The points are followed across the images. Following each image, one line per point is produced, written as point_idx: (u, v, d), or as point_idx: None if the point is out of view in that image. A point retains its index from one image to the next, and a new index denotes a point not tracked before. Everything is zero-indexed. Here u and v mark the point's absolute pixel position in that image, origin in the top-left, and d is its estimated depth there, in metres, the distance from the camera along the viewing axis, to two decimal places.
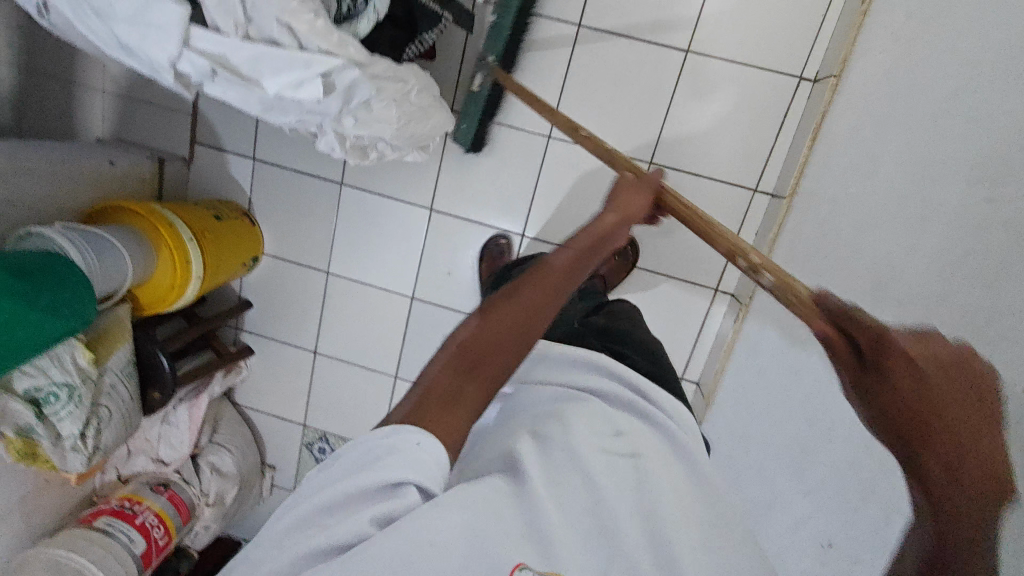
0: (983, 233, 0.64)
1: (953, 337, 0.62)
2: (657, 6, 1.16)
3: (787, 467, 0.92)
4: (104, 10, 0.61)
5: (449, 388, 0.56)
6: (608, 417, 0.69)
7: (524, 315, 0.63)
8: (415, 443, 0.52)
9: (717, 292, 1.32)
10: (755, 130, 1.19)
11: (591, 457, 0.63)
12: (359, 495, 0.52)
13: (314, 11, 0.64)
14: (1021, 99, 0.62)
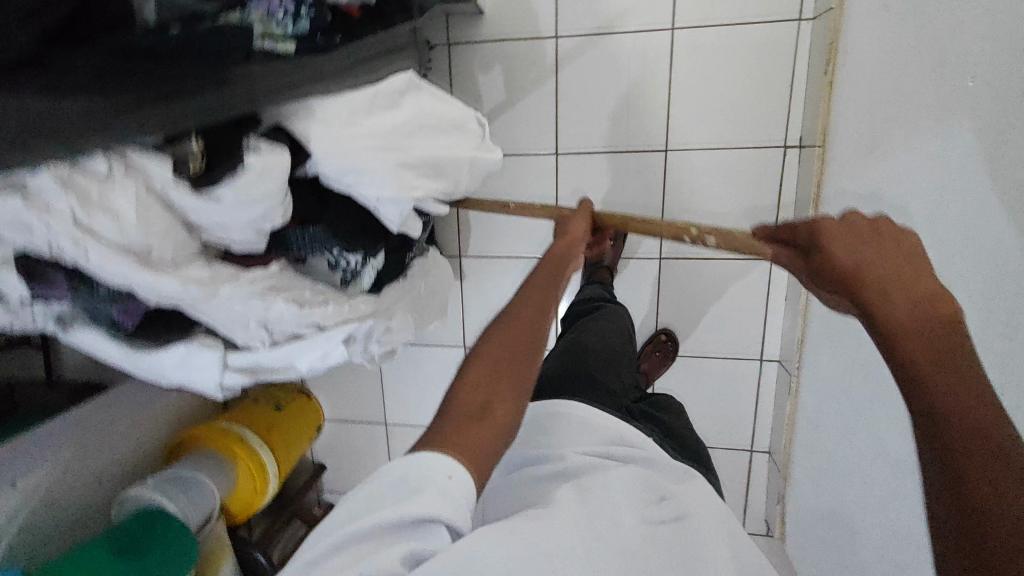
0: (1006, 351, 0.62)
1: None
2: (625, 118, 1.19)
3: (887, 565, 0.88)
4: (153, 367, 0.68)
5: (474, 406, 0.54)
6: (649, 481, 0.63)
7: (528, 326, 0.64)
8: (448, 476, 0.48)
9: (764, 360, 1.30)
10: (755, 203, 1.18)
11: (633, 524, 0.56)
12: (386, 528, 0.47)
13: (326, 300, 0.71)
14: (1009, 214, 0.61)
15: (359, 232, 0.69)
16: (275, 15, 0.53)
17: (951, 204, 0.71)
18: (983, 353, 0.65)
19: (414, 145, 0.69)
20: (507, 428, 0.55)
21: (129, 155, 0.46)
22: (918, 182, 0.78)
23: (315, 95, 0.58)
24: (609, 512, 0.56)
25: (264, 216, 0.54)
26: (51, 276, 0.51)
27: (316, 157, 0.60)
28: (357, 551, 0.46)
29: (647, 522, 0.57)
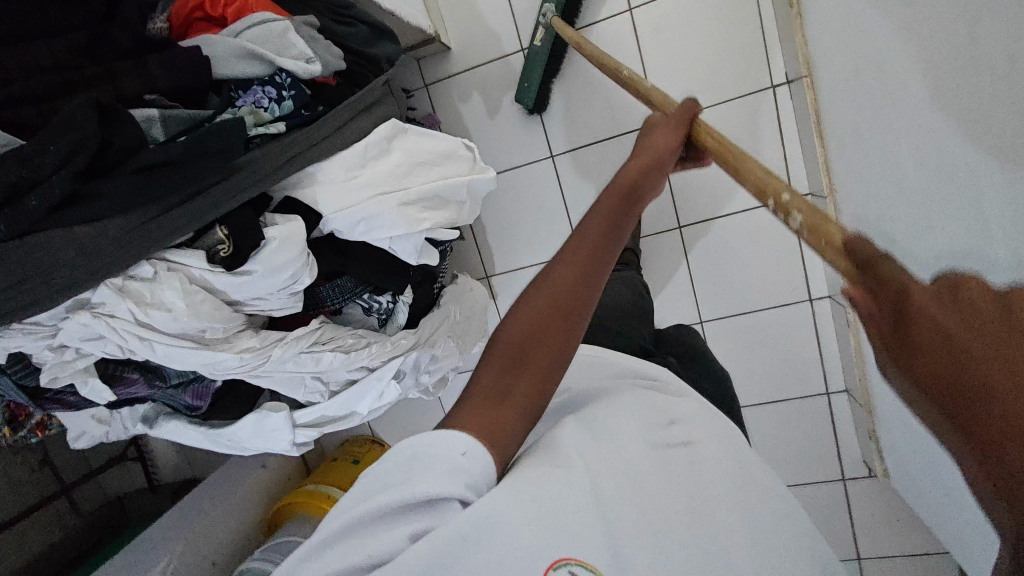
0: None
1: None
2: (608, 104, 1.21)
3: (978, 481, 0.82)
4: (232, 440, 0.75)
5: (493, 393, 0.44)
6: (653, 404, 0.55)
7: (571, 295, 0.48)
8: (461, 453, 0.41)
9: (815, 300, 1.25)
10: (758, 150, 1.17)
11: (638, 442, 0.49)
12: (394, 508, 0.40)
13: (368, 343, 0.76)
14: None
15: (388, 272, 0.75)
16: (261, 103, 0.59)
17: None
18: None
19: (412, 183, 0.74)
20: (526, 421, 0.45)
21: (167, 256, 0.52)
22: None
23: (312, 161, 0.63)
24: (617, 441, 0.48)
25: (292, 280, 0.60)
26: (126, 375, 0.57)
27: (326, 216, 0.65)
28: (364, 537, 0.40)
29: (657, 442, 0.50)
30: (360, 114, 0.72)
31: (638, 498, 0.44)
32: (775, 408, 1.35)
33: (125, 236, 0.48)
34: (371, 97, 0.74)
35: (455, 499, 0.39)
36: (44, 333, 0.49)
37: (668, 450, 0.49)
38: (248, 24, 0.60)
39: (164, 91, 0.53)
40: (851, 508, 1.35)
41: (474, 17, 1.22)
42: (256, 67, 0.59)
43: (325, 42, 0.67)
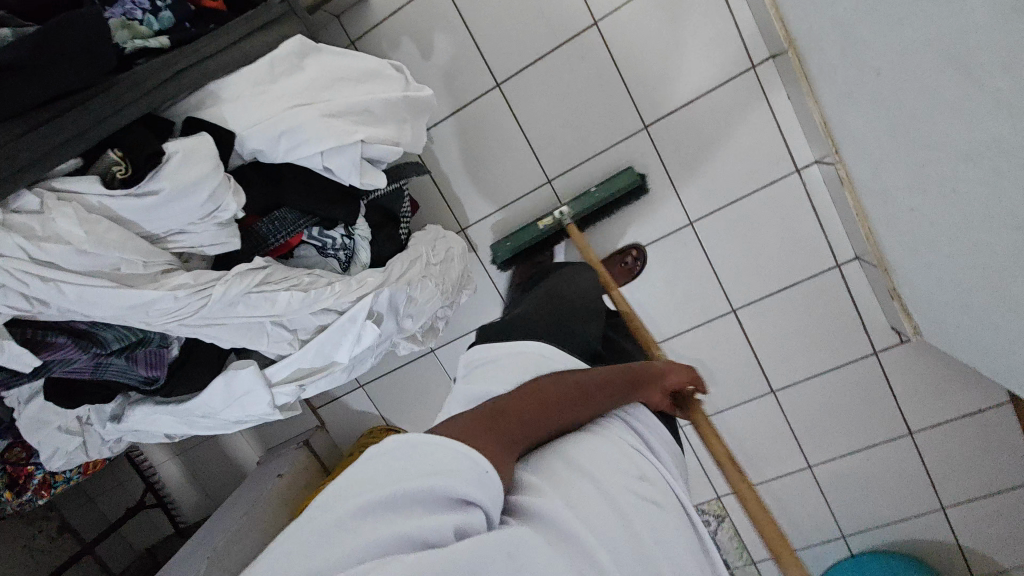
0: None
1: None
2: (541, 14, 1.16)
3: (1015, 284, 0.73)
4: (208, 411, 0.69)
5: (503, 425, 0.51)
6: (629, 454, 0.55)
7: (574, 395, 0.59)
8: (484, 470, 0.44)
9: (803, 170, 1.17)
10: (705, 22, 1.11)
11: (619, 500, 0.48)
12: (423, 496, 0.41)
13: (329, 280, 0.69)
14: None
15: (331, 198, 0.68)
16: (133, 16, 0.54)
17: None
18: None
19: (335, 98, 0.68)
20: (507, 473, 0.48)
21: (55, 185, 0.46)
22: None
23: (210, 74, 0.57)
24: (599, 498, 0.47)
25: (214, 203, 0.54)
26: (51, 342, 0.51)
27: (240, 135, 0.60)
28: (392, 517, 0.39)
29: (636, 501, 0.49)
30: (259, 30, 0.66)
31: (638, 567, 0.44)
32: (789, 297, 1.26)
33: None
34: (268, 13, 0.68)
35: (482, 508, 0.42)
36: None
37: (647, 510, 0.49)
38: None
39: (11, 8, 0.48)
40: (889, 380, 1.28)
41: None
42: None
43: None
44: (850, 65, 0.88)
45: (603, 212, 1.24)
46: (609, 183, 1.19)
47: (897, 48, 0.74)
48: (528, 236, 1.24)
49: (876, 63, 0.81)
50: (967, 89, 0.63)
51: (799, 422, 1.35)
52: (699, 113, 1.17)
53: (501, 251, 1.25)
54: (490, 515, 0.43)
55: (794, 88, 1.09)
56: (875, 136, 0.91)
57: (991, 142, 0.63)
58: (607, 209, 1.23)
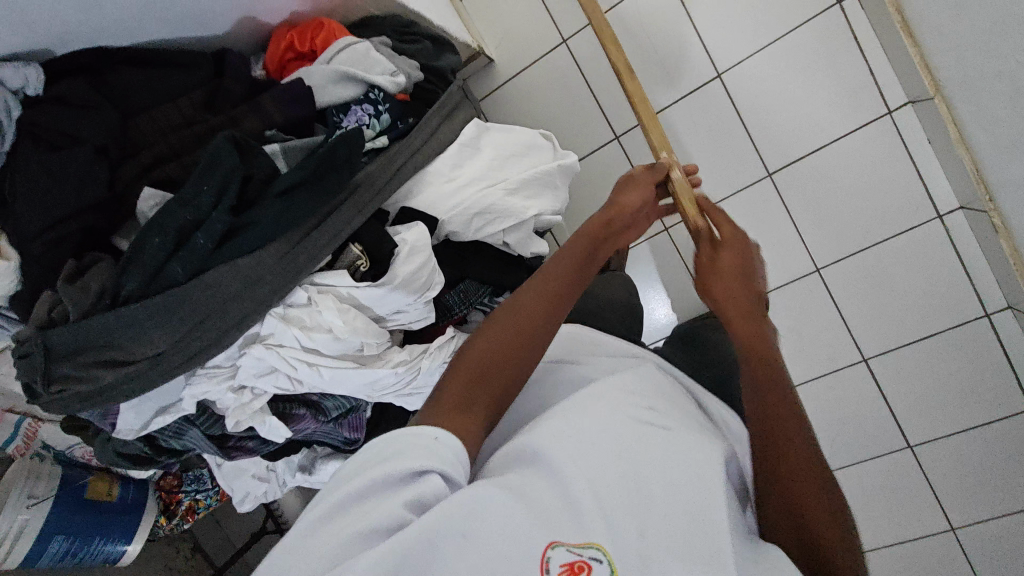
0: None
1: None
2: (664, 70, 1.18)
3: None
4: None
5: (460, 399, 0.54)
6: (639, 389, 0.65)
7: (519, 329, 0.59)
8: (433, 440, 0.49)
9: (945, 215, 1.11)
10: (837, 69, 1.10)
11: (619, 426, 0.59)
12: (380, 485, 0.48)
13: None
14: None
15: (505, 267, 0.73)
16: (362, 121, 0.60)
17: None
18: None
19: (510, 175, 0.73)
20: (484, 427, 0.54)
21: (316, 279, 0.52)
22: None
23: (418, 167, 0.64)
24: (600, 433, 0.58)
25: (427, 284, 0.58)
26: (295, 413, 0.56)
27: (442, 220, 0.64)
28: (360, 511, 0.46)
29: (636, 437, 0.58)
30: (446, 118, 0.72)
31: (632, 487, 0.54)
32: (928, 347, 1.19)
33: (280, 263, 0.48)
34: (451, 101, 0.74)
35: (434, 472, 0.48)
36: (224, 373, 0.49)
37: (647, 441, 0.58)
38: (339, 49, 0.61)
39: (279, 125, 0.55)
40: None
41: (512, 26, 1.23)
42: (352, 88, 0.60)
43: (401, 58, 0.68)
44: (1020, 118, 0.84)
45: None
46: None
47: None
48: None
49: None
50: None
51: (938, 479, 1.25)
52: (828, 159, 1.15)
53: None
54: (448, 474, 0.49)
55: (938, 134, 1.05)
56: None
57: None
58: None
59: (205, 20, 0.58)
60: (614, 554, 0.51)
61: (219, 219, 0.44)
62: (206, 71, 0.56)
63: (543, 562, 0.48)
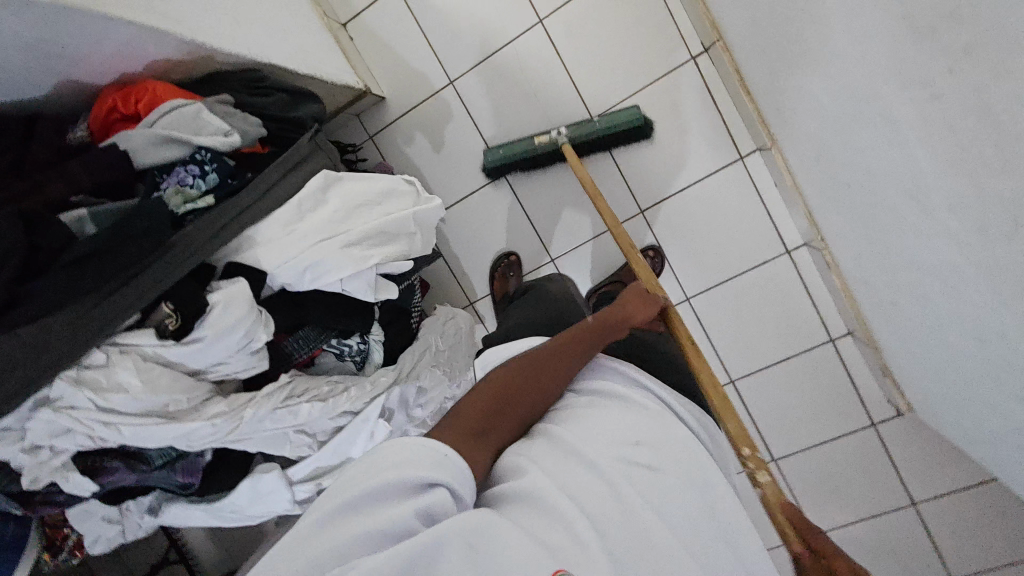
0: (923, 134, 0.60)
1: (989, 222, 0.56)
2: (543, 112, 1.25)
3: (986, 388, 0.76)
4: (237, 507, 0.75)
5: (472, 429, 0.55)
6: (626, 422, 0.57)
7: (528, 373, 0.63)
8: (443, 455, 0.49)
9: (791, 251, 1.23)
10: (694, 119, 1.20)
11: (608, 466, 0.52)
12: (392, 489, 0.46)
13: (345, 385, 0.77)
14: (857, 22, 0.62)
15: (349, 313, 0.77)
16: (185, 182, 0.63)
17: (826, 37, 0.70)
18: (906, 135, 0.63)
19: (354, 226, 0.76)
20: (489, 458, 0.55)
21: (118, 340, 0.55)
22: (796, 33, 0.79)
23: (246, 224, 0.67)
24: (596, 470, 0.52)
25: (248, 337, 0.62)
26: (108, 465, 0.58)
27: (271, 272, 0.69)
28: (369, 511, 0.45)
29: (625, 466, 0.53)
30: (292, 171, 0.76)
31: (630, 525, 0.49)
32: (785, 369, 1.30)
33: (72, 330, 0.51)
34: (301, 153, 0.79)
35: (444, 485, 0.48)
36: (17, 435, 0.52)
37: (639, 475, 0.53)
38: (162, 111, 0.63)
39: (88, 190, 0.57)
40: (889, 451, 1.29)
41: (401, 66, 1.28)
42: (175, 150, 0.63)
43: (241, 114, 0.72)
44: (825, 174, 0.94)
45: None
46: None
47: (860, 176, 0.80)
48: None
49: (846, 182, 0.87)
50: (924, 226, 0.69)
51: (799, 489, 1.37)
52: (692, 198, 1.25)
53: None
54: (454, 489, 0.49)
55: (780, 179, 1.16)
56: (852, 237, 0.97)
57: (949, 265, 0.68)
58: None
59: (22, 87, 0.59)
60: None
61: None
62: (16, 135, 0.57)
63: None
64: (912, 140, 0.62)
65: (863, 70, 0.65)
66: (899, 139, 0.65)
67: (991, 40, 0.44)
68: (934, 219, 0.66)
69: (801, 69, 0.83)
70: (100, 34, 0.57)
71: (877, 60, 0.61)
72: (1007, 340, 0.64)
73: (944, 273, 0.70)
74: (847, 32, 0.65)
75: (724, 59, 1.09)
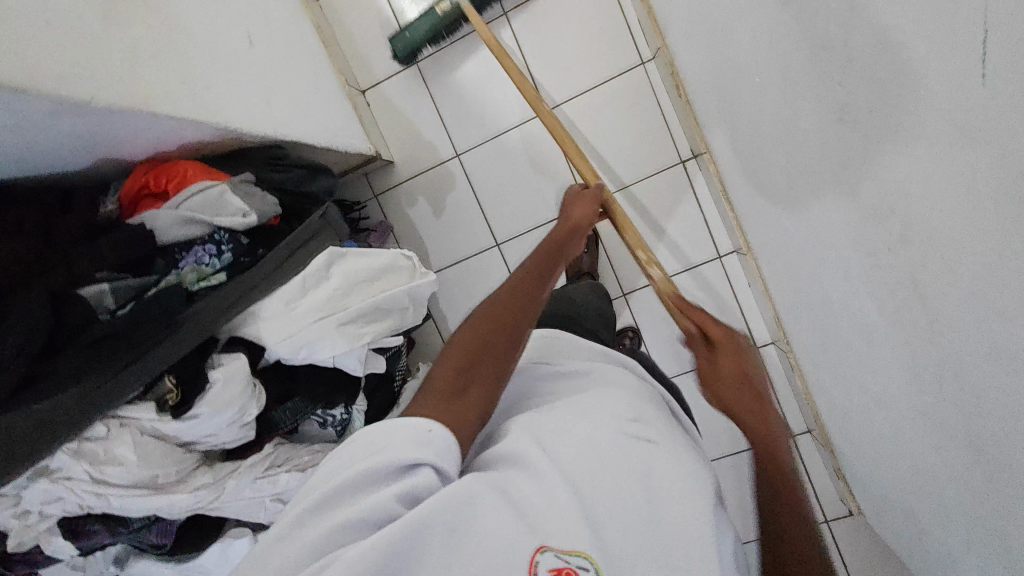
0: (873, 290, 0.67)
1: (924, 377, 0.63)
2: (539, 192, 1.33)
3: (922, 515, 0.82)
4: (201, 568, 0.77)
5: (451, 390, 0.52)
6: (623, 401, 0.59)
7: (500, 314, 0.60)
8: (427, 430, 0.47)
9: (760, 347, 1.31)
10: (679, 215, 1.30)
11: (597, 436, 0.53)
12: (371, 478, 0.44)
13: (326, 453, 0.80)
14: (817, 186, 0.71)
15: (337, 386, 0.81)
16: (202, 260, 0.68)
17: (793, 186, 0.79)
18: (859, 286, 0.71)
19: (351, 303, 0.81)
20: (482, 421, 0.53)
21: (119, 413, 0.58)
22: (768, 173, 0.88)
23: (253, 302, 0.71)
24: (586, 435, 0.53)
25: (240, 412, 0.66)
26: (88, 529, 0.60)
27: (270, 346, 0.73)
28: (350, 503, 0.43)
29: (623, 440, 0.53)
30: (301, 246, 0.81)
31: (620, 488, 0.48)
32: None
33: (78, 406, 0.54)
34: (310, 228, 0.84)
35: (430, 465, 0.45)
36: (11, 500, 0.55)
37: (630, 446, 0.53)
38: (190, 193, 0.69)
39: (112, 267, 0.61)
40: (839, 548, 1.33)
41: (412, 133, 1.36)
42: (196, 229, 0.69)
43: (259, 193, 0.77)
44: (792, 289, 1.02)
45: (436, 38, 1.25)
46: (432, 23, 1.22)
47: (822, 304, 0.88)
48: (399, 41, 1.24)
49: (808, 303, 0.95)
50: (873, 363, 0.76)
51: None
52: None
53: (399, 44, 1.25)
54: (442, 470, 0.46)
55: (752, 281, 1.25)
56: (811, 348, 1.04)
57: (892, 401, 0.75)
58: (438, 36, 1.25)
59: (62, 163, 0.63)
60: (600, 557, 0.43)
61: (16, 369, 0.50)
62: (51, 209, 0.62)
63: (530, 564, 0.41)
64: (863, 291, 0.70)
65: (824, 223, 0.74)
66: (853, 286, 0.72)
67: (923, 233, 0.52)
68: (880, 360, 0.73)
69: (773, 200, 0.91)
70: (146, 125, 0.63)
71: (835, 219, 0.69)
72: (937, 480, 0.70)
73: (888, 406, 0.76)
74: (809, 189, 0.74)
75: (710, 168, 1.18)
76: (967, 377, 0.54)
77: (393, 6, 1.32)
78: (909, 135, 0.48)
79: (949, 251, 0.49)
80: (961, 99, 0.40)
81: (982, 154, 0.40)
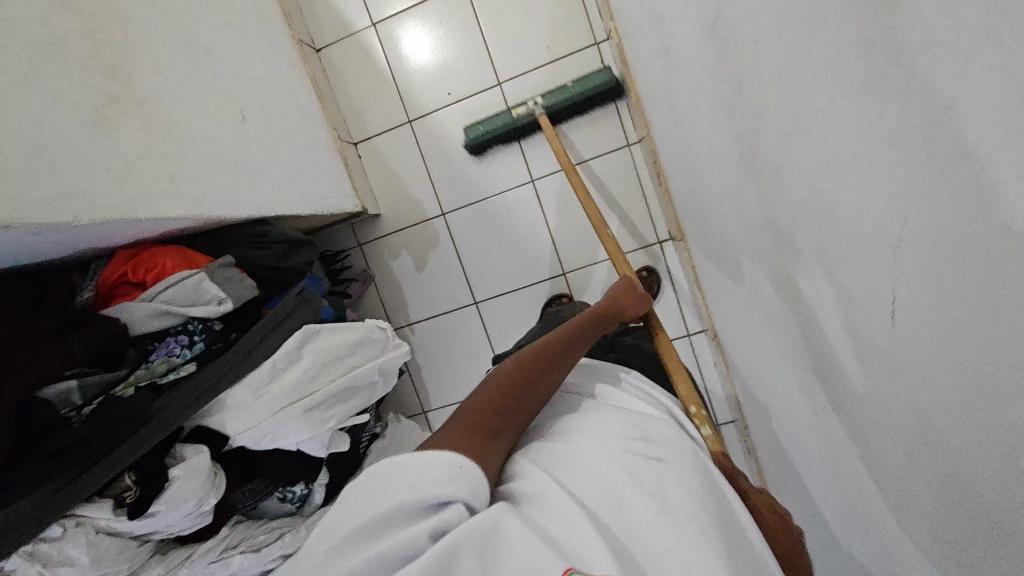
0: (813, 430, 0.71)
1: (851, 524, 0.66)
2: (520, 257, 1.36)
3: None
4: None
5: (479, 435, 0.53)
6: (627, 423, 0.59)
7: (525, 370, 0.62)
8: (459, 467, 0.47)
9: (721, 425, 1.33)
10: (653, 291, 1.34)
11: (610, 457, 0.52)
12: (401, 513, 0.44)
13: (281, 531, 0.82)
14: (770, 323, 0.75)
15: (298, 467, 0.83)
16: (173, 351, 0.70)
17: (752, 310, 0.83)
18: (803, 421, 0.74)
19: (320, 385, 0.82)
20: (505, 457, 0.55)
21: (76, 512, 0.60)
22: (733, 287, 0.91)
23: (220, 392, 0.72)
24: (597, 459, 0.52)
25: (197, 504, 0.69)
26: None
27: (234, 435, 0.75)
28: (379, 540, 0.43)
29: (631, 454, 0.53)
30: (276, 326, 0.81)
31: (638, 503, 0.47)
32: None
33: (37, 510, 0.56)
34: (289, 306, 0.85)
35: (461, 502, 0.45)
36: None
37: (642, 464, 0.52)
38: (166, 285, 0.71)
39: (83, 363, 0.64)
40: None
41: (400, 188, 1.38)
42: (168, 321, 0.71)
43: (239, 278, 0.79)
44: (750, 388, 1.06)
45: (511, 135, 1.27)
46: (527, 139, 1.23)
47: (774, 415, 0.92)
48: (478, 133, 1.24)
49: (763, 407, 0.99)
50: (812, 488, 0.80)
51: None
52: None
53: (474, 135, 1.24)
54: (470, 503, 0.46)
55: (718, 363, 1.29)
56: (765, 444, 1.08)
57: (827, 528, 0.78)
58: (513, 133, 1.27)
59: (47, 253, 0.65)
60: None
61: None
62: (28, 301, 0.63)
63: None
64: (806, 427, 0.73)
65: (776, 353, 0.77)
66: (798, 417, 0.76)
67: (850, 413, 0.55)
68: (818, 488, 0.77)
69: (735, 310, 0.95)
70: (127, 225, 0.66)
71: (784, 357, 0.73)
72: None
73: (825, 529, 0.80)
74: (764, 322, 0.78)
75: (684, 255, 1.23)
76: (884, 546, 0.57)
77: (391, 66, 1.35)
78: (838, 333, 0.52)
79: (869, 441, 0.52)
80: (877, 334, 0.43)
81: (892, 383, 0.44)
